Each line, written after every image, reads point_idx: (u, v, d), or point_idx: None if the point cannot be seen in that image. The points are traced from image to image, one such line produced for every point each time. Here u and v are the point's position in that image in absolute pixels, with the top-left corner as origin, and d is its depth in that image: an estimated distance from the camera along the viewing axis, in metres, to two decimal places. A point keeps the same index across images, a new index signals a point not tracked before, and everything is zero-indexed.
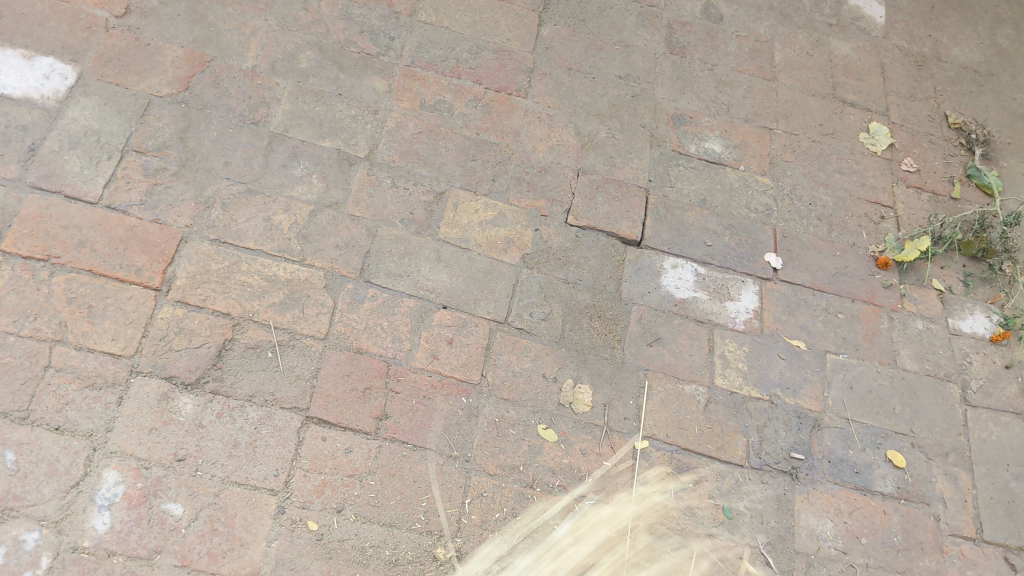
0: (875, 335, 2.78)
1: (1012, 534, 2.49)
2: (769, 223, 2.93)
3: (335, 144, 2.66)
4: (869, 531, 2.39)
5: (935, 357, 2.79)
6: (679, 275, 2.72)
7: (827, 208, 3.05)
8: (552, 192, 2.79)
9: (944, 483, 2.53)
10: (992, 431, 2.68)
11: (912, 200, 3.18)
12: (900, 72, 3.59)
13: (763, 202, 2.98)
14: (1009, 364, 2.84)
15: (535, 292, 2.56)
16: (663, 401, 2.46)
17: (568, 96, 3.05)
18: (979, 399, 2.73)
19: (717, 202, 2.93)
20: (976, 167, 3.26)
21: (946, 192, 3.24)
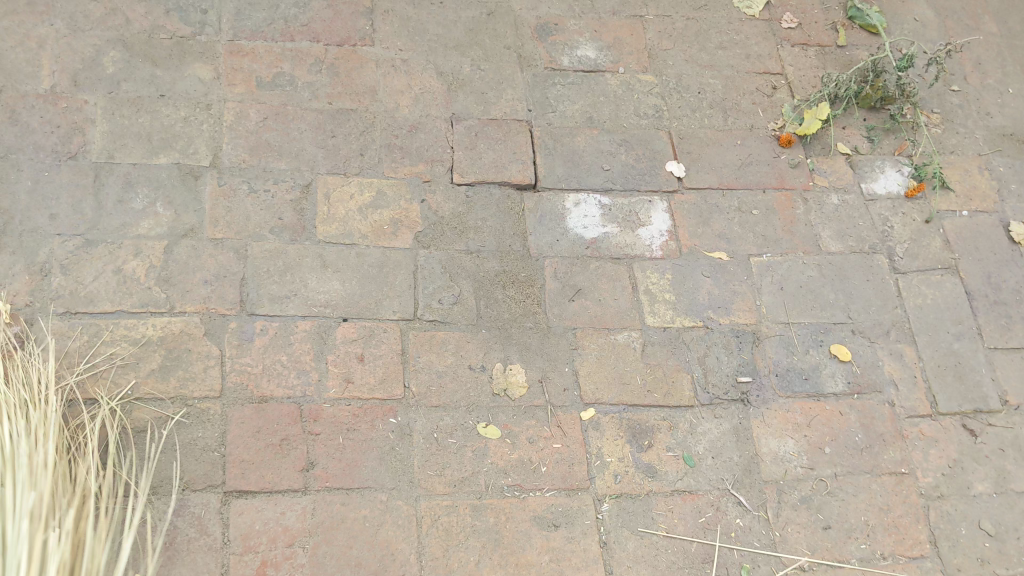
0: (794, 223, 2.64)
1: (964, 400, 2.46)
2: (663, 127, 2.73)
3: (173, 158, 2.33)
4: (832, 437, 2.34)
5: (856, 230, 2.67)
6: (584, 213, 2.54)
7: (719, 92, 2.83)
8: (429, 152, 2.53)
9: (892, 364, 2.48)
10: (926, 294, 2.60)
11: (800, 59, 2.96)
12: None
13: (652, 104, 2.76)
14: (928, 218, 2.73)
15: (439, 274, 2.35)
16: (599, 358, 2.32)
17: (419, 32, 2.73)
18: (907, 265, 2.64)
19: (604, 117, 2.71)
20: (857, 7, 3.06)
21: (832, 41, 3.03)
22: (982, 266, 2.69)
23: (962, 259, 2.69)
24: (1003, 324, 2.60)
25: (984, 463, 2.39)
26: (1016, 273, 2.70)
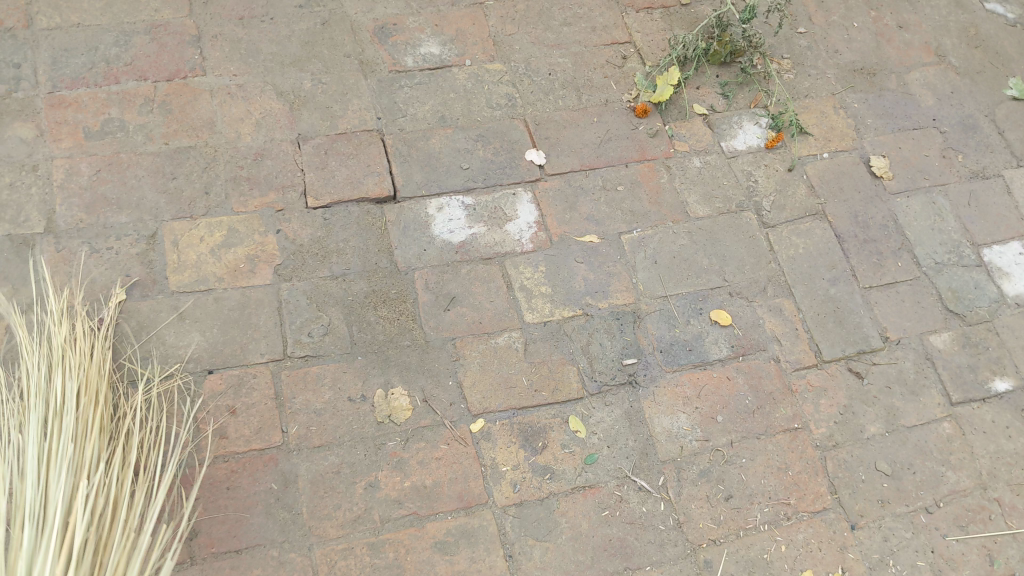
0: (660, 194, 2.63)
1: (847, 344, 2.50)
2: (517, 115, 2.68)
3: (3, 230, 2.22)
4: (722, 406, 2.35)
5: (722, 191, 2.67)
6: (449, 217, 2.47)
7: (569, 70, 2.79)
8: (278, 179, 2.43)
9: (772, 320, 2.50)
10: (798, 244, 2.62)
11: (647, 24, 2.95)
12: None
13: (503, 93, 2.70)
14: (791, 167, 2.74)
15: (305, 306, 2.28)
16: (483, 366, 2.29)
17: (252, 53, 2.61)
18: (776, 217, 2.65)
19: (456, 113, 2.64)
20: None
21: (676, 1, 3.02)
22: (848, 207, 2.72)
23: (829, 203, 2.71)
24: (874, 262, 2.64)
25: (873, 403, 2.43)
26: (881, 209, 2.74)
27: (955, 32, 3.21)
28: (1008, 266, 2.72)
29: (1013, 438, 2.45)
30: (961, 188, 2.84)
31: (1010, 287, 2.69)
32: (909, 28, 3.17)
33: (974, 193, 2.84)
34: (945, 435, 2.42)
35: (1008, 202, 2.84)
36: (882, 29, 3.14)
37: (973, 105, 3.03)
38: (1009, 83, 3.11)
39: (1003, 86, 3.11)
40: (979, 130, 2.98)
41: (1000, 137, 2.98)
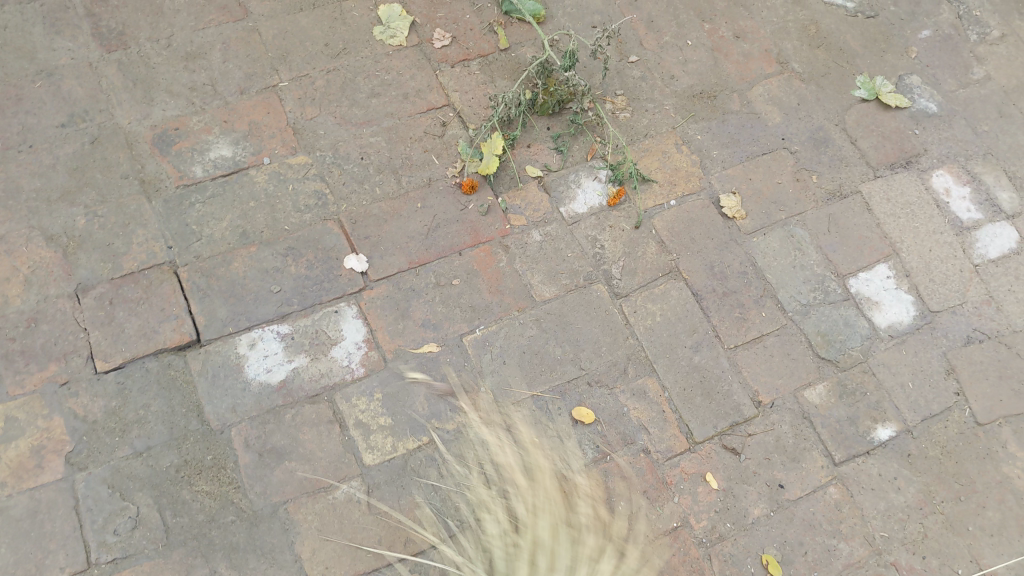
0: (500, 281, 2.42)
1: (717, 418, 2.34)
2: (331, 214, 2.40)
3: None
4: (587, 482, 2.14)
5: (566, 265, 2.48)
6: (264, 353, 2.19)
7: (383, 150, 2.53)
8: (59, 345, 2.12)
9: (637, 406, 2.31)
10: (654, 312, 2.45)
11: (464, 80, 2.70)
12: None
13: (311, 190, 2.42)
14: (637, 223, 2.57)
15: (107, 497, 1.99)
16: (323, 527, 2.03)
17: (11, 193, 2.27)
18: (627, 285, 2.48)
19: (260, 224, 2.35)
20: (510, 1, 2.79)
21: (493, 46, 2.77)
22: (704, 258, 2.56)
23: (682, 258, 2.55)
24: (737, 318, 2.49)
25: (754, 481, 2.27)
26: (738, 254, 2.58)
27: (796, 32, 3.00)
28: (876, 295, 2.60)
29: (901, 489, 2.32)
30: (819, 213, 2.69)
31: (880, 318, 2.56)
32: (747, 37, 2.96)
33: (833, 217, 2.69)
34: (833, 502, 2.28)
35: (870, 221, 2.70)
36: (719, 43, 2.93)
37: (823, 115, 2.86)
38: (858, 83, 2.93)
39: (851, 86, 2.93)
40: (831, 142, 2.82)
41: (853, 147, 2.82)
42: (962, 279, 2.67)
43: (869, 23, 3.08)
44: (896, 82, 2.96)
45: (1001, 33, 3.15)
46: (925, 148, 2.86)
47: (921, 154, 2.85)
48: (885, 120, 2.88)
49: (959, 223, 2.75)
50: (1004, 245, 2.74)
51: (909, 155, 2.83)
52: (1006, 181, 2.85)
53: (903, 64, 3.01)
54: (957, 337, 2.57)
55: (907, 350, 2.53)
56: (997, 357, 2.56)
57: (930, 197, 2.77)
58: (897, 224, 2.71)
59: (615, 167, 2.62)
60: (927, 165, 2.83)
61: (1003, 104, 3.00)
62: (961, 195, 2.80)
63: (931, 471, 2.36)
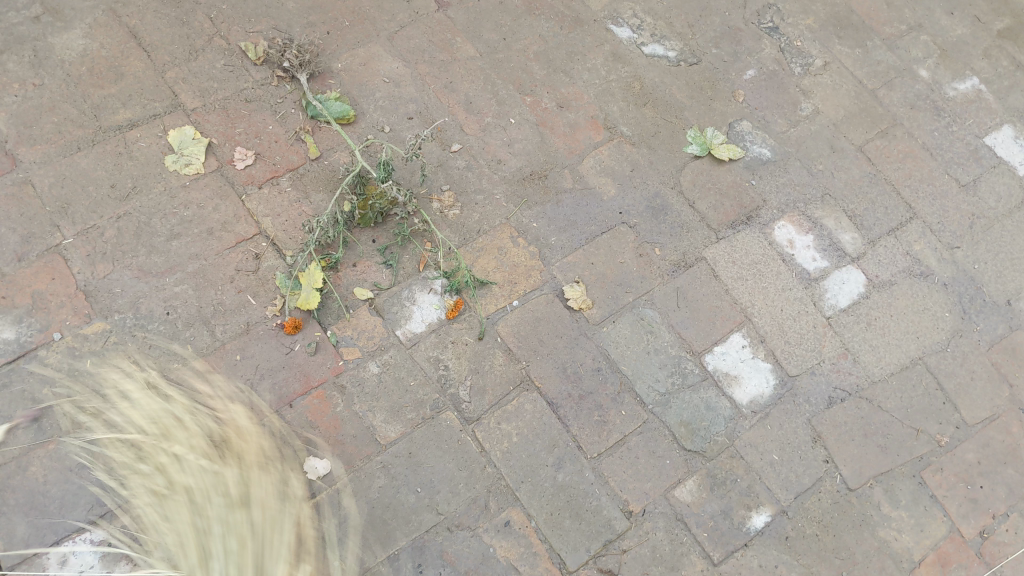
0: (339, 428, 2.25)
1: (589, 540, 2.23)
2: (138, 387, 2.20)
3: None
4: None
5: (410, 396, 2.32)
6: (77, 568, 2.00)
7: (188, 299, 2.32)
8: None
9: (503, 544, 2.19)
10: (510, 433, 2.32)
11: (275, 201, 2.48)
12: (158, 21, 2.65)
13: (113, 362, 2.21)
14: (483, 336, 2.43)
15: None
16: None
17: None
18: (478, 406, 2.34)
19: (58, 413, 2.14)
20: (314, 105, 2.57)
21: (303, 158, 2.56)
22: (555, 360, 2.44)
23: (533, 365, 2.42)
24: (597, 421, 2.38)
25: None
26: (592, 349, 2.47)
27: (620, 92, 2.89)
28: (734, 368, 2.53)
29: None
30: (666, 288, 2.60)
31: (741, 394, 2.49)
32: (571, 105, 2.83)
33: (681, 291, 2.61)
34: None
35: (717, 290, 2.63)
36: (543, 116, 2.80)
37: (657, 179, 2.77)
38: (688, 138, 2.85)
39: (683, 143, 2.84)
40: (669, 209, 2.73)
41: (692, 210, 2.74)
42: (816, 335, 2.62)
43: (694, 71, 2.98)
44: (727, 131, 2.89)
45: (823, 62, 3.11)
46: (763, 199, 2.80)
47: (760, 207, 2.79)
48: (720, 176, 2.81)
49: (806, 276, 2.70)
50: (853, 291, 2.71)
51: (748, 210, 2.78)
52: (847, 221, 2.82)
53: (732, 111, 2.93)
54: (819, 400, 2.52)
55: (772, 423, 2.46)
56: (860, 415, 2.52)
57: (774, 253, 2.72)
58: (745, 287, 2.65)
59: (450, 275, 2.49)
60: (768, 218, 2.78)
61: (835, 139, 2.96)
62: (805, 245, 2.75)
63: (812, 550, 2.30)
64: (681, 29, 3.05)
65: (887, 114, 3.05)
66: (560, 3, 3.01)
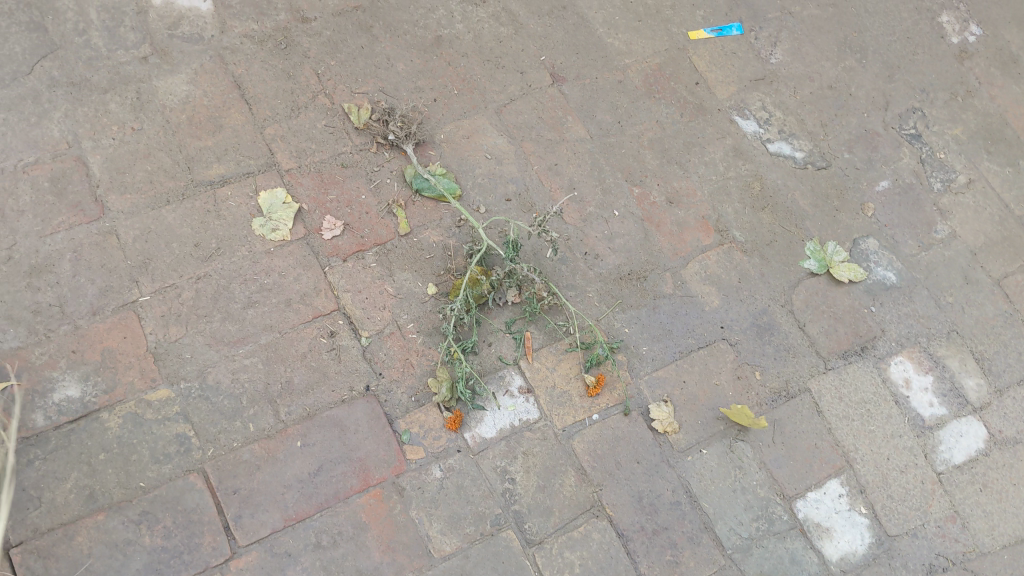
0: (393, 534, 2.12)
1: None
2: (194, 464, 2.11)
3: None
4: None
5: (471, 507, 2.17)
6: None
7: (255, 373, 2.23)
8: None
9: None
10: (573, 561, 2.15)
11: (358, 275, 2.39)
12: (264, 73, 2.58)
13: (172, 434, 2.13)
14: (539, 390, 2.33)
15: None
16: None
17: None
18: (542, 527, 2.18)
19: (111, 482, 2.06)
20: (422, 176, 2.49)
21: (392, 232, 2.46)
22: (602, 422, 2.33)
23: (606, 488, 2.25)
24: (668, 562, 2.19)
25: None
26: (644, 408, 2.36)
27: (736, 192, 2.68)
28: (826, 519, 2.30)
29: None
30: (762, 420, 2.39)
31: (831, 549, 2.26)
32: (681, 201, 2.64)
33: (779, 424, 2.40)
34: None
35: (818, 427, 2.41)
36: (650, 211, 2.61)
37: (767, 295, 2.56)
38: (806, 251, 2.63)
39: (800, 256, 2.62)
40: (776, 329, 2.53)
41: (801, 333, 2.53)
42: (923, 492, 2.37)
43: (822, 176, 2.75)
44: (850, 248, 2.66)
45: (967, 179, 2.83)
46: (882, 329, 2.57)
47: (878, 337, 2.56)
48: (838, 298, 2.59)
49: (921, 423, 2.47)
50: (970, 446, 2.46)
51: (863, 339, 2.55)
52: (973, 364, 2.57)
53: (859, 225, 2.70)
54: (918, 566, 2.27)
55: None
56: None
57: (888, 393, 2.50)
58: (850, 428, 2.43)
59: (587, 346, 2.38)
60: (884, 350, 2.55)
61: (969, 268, 2.70)
62: (923, 387, 2.52)
63: None
64: (813, 128, 2.81)
65: None
66: (684, 87, 2.79)
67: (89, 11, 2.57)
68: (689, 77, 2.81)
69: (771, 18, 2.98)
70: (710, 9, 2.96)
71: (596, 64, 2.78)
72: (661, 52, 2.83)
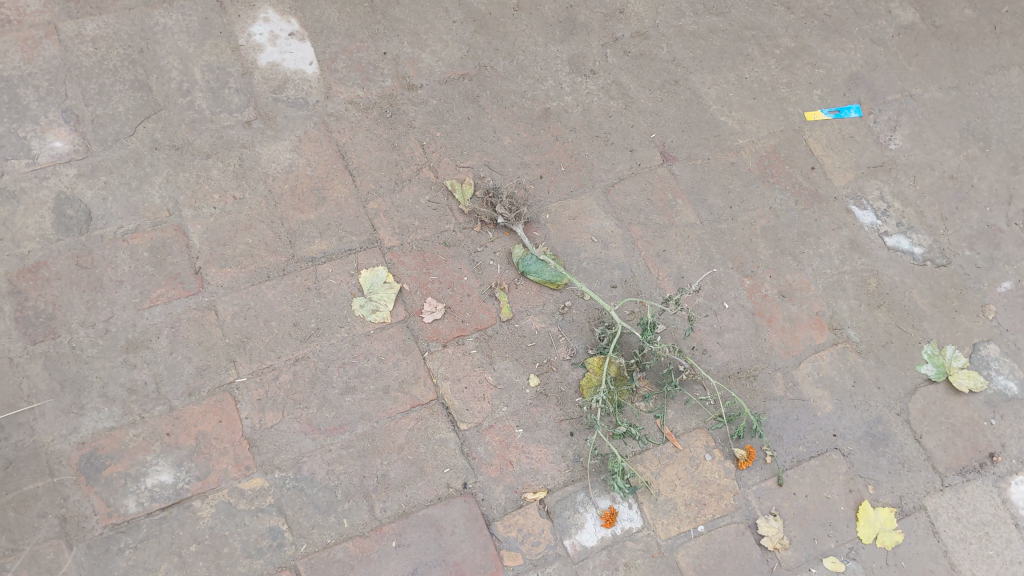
0: None
1: None
2: (286, 560, 2.00)
3: None
4: None
5: None
6: None
7: (349, 466, 2.11)
8: None
9: None
10: None
11: (458, 362, 2.29)
12: (369, 142, 2.54)
13: (264, 527, 2.01)
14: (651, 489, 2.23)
15: None
16: None
17: None
18: None
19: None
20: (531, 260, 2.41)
21: (494, 317, 2.37)
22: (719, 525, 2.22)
23: None
24: None
25: None
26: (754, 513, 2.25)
27: (851, 287, 2.56)
28: None
29: None
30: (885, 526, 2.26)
31: None
32: (793, 295, 2.53)
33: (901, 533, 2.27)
34: None
35: (935, 549, 2.27)
36: (761, 304, 2.50)
37: (882, 401, 2.43)
38: (924, 355, 2.49)
39: (917, 359, 2.49)
40: (891, 439, 2.39)
41: (917, 445, 2.39)
42: None
43: (940, 274, 2.61)
44: (970, 353, 2.51)
45: None
46: (1002, 444, 2.42)
47: (998, 453, 2.41)
48: (956, 408, 2.45)
49: None
50: None
51: (984, 455, 2.40)
52: None
53: (979, 329, 2.56)
54: None
55: None
56: None
57: (1006, 514, 2.34)
58: (967, 552, 2.28)
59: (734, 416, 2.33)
60: (1005, 467, 2.40)
61: None
62: None
63: None
64: (932, 221, 2.69)
65: None
66: (799, 172, 2.70)
67: (194, 71, 2.53)
68: (803, 161, 2.72)
69: (890, 100, 2.86)
70: (828, 87, 2.85)
71: (708, 144, 2.70)
72: (776, 134, 2.75)
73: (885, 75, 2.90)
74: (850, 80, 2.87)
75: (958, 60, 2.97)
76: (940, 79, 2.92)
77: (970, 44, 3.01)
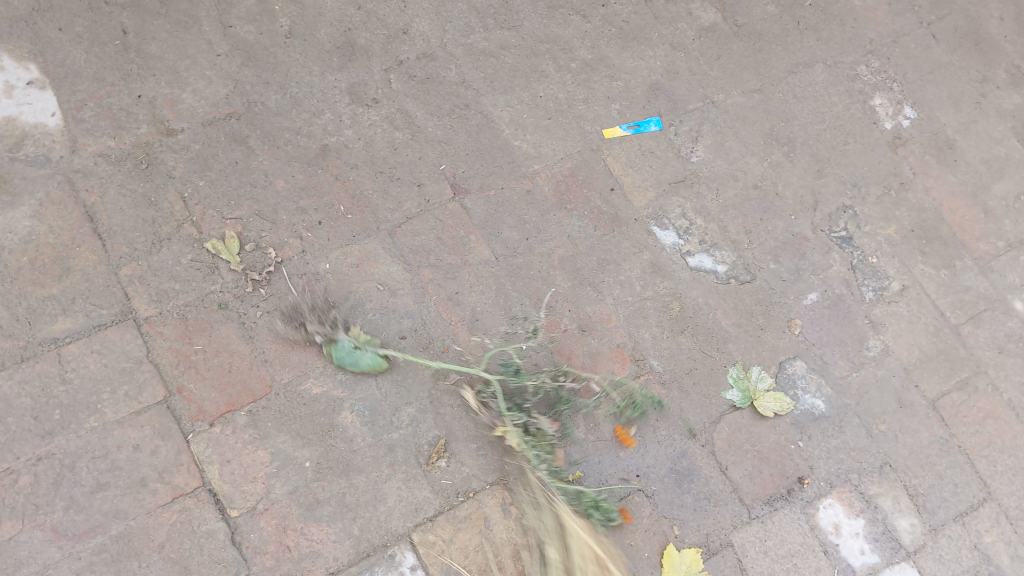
0: None
1: None
2: None
3: None
4: None
5: None
6: None
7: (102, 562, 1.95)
8: None
9: None
10: None
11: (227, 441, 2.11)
12: (122, 199, 2.31)
13: None
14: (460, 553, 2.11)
15: None
16: None
17: None
18: None
19: None
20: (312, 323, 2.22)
21: (269, 386, 2.18)
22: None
23: None
24: None
25: None
26: None
27: (654, 314, 2.46)
28: None
29: None
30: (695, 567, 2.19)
31: None
32: (594, 328, 2.41)
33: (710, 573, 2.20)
34: None
35: None
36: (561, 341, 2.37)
37: (687, 433, 2.34)
38: (729, 379, 2.41)
39: (722, 385, 2.41)
40: (696, 474, 2.30)
41: (723, 478, 2.31)
42: None
43: (745, 291, 2.53)
44: (776, 373, 2.45)
45: (901, 285, 2.63)
46: (810, 467, 2.36)
47: (806, 477, 2.35)
48: (763, 434, 2.37)
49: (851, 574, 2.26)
50: None
51: (791, 481, 2.34)
52: (906, 503, 2.36)
53: (785, 346, 2.49)
54: None
55: None
56: None
57: (815, 541, 2.28)
58: None
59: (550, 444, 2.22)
60: (813, 491, 2.33)
61: (904, 389, 2.50)
62: (854, 532, 2.31)
63: None
64: (735, 236, 2.60)
65: (970, 358, 2.57)
66: (597, 195, 2.58)
67: None
68: (602, 183, 2.60)
69: (691, 110, 2.76)
70: (626, 101, 2.73)
71: (501, 171, 2.56)
72: (573, 156, 2.62)
73: (685, 83, 2.79)
74: (649, 91, 2.76)
75: (760, 61, 2.89)
76: (743, 83, 2.83)
77: (772, 44, 2.93)
